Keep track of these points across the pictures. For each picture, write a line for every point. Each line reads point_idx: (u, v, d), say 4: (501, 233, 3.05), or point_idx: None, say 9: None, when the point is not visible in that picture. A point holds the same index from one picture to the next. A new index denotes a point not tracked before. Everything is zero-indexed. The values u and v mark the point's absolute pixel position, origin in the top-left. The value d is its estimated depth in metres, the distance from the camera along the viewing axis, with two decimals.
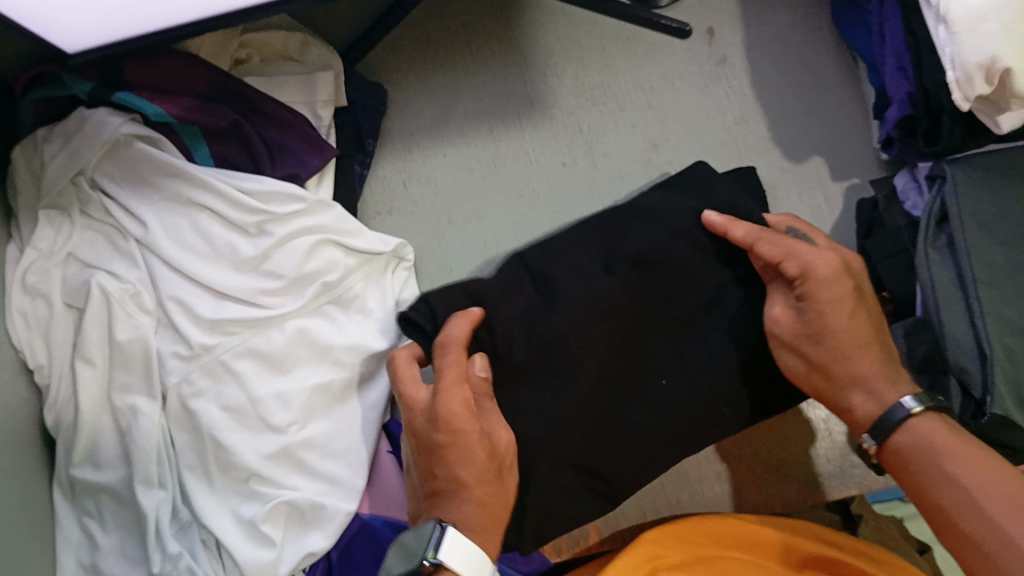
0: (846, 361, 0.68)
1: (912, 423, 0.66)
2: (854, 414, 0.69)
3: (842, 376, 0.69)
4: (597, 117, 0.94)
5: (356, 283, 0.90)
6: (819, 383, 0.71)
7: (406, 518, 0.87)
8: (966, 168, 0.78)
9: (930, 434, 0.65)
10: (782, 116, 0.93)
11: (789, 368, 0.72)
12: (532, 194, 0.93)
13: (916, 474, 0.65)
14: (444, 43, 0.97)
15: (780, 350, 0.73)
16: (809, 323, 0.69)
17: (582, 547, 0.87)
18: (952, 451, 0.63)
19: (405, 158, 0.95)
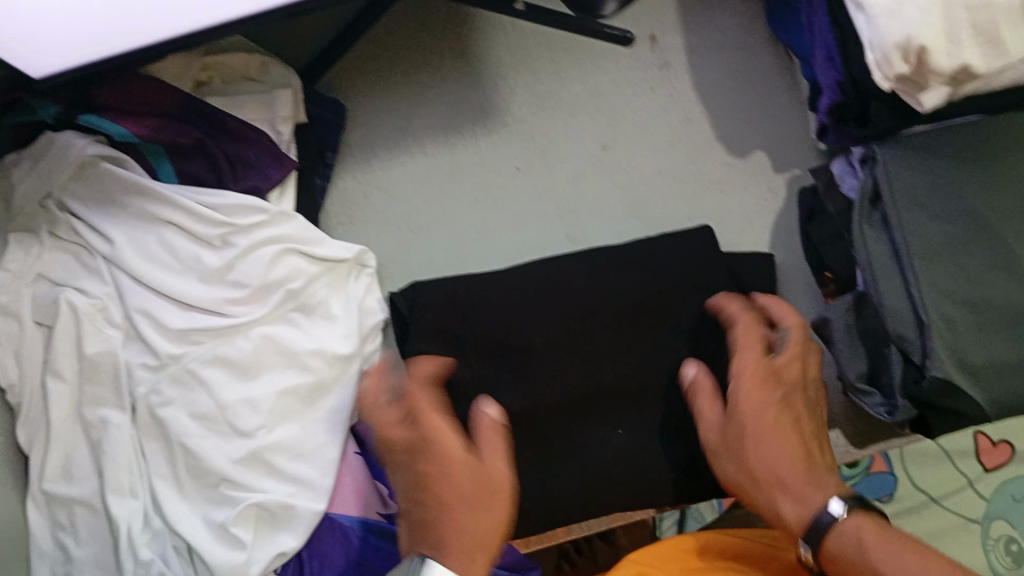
0: (776, 470, 0.67)
1: (848, 520, 0.64)
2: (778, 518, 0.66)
3: (770, 479, 0.67)
4: (548, 123, 0.98)
5: (320, 289, 0.92)
6: (749, 490, 0.68)
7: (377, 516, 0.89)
8: (897, 148, 0.81)
9: (862, 531, 0.63)
10: (725, 114, 0.97)
11: (725, 471, 0.70)
12: (489, 199, 0.96)
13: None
14: (399, 60, 1.01)
15: (717, 461, 0.71)
16: (732, 418, 0.70)
17: (550, 537, 0.84)
18: (894, 564, 0.60)
19: (366, 169, 0.98)
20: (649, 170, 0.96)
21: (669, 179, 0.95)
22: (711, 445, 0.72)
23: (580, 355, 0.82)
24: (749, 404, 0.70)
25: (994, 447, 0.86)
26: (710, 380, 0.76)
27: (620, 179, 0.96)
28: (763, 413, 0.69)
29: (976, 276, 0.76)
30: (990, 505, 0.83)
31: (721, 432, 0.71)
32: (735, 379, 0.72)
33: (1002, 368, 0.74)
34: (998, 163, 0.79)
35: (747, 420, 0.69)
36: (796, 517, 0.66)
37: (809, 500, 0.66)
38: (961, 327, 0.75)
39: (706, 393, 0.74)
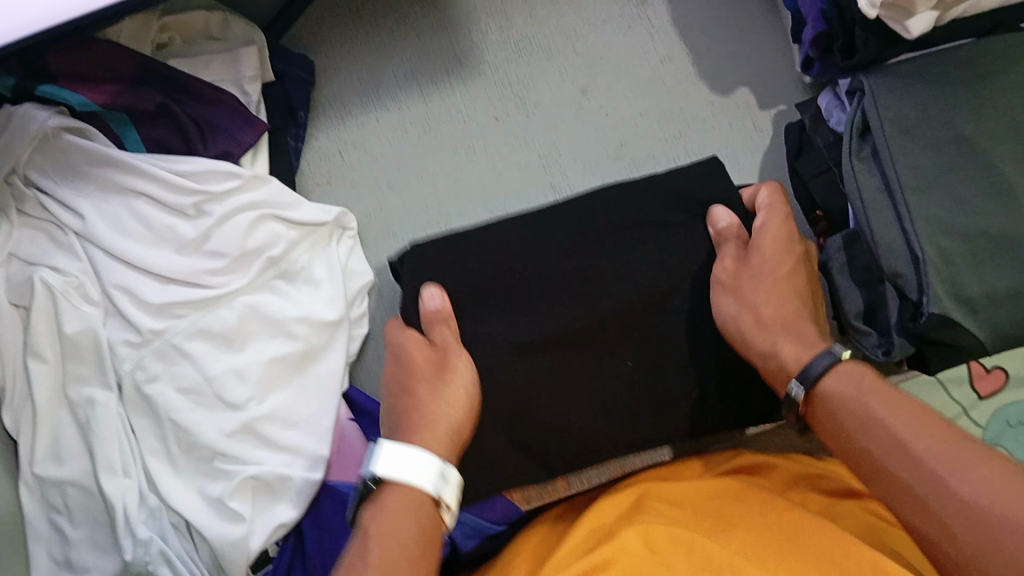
0: (787, 320, 0.68)
1: (839, 367, 0.62)
2: (779, 357, 0.66)
3: (772, 321, 0.68)
4: (526, 70, 0.95)
5: (302, 255, 0.89)
6: (747, 325, 0.69)
7: None
8: (885, 79, 0.78)
9: (858, 378, 0.61)
10: (706, 51, 0.94)
11: (724, 312, 0.71)
12: (469, 151, 0.93)
13: (843, 417, 0.60)
14: (368, 10, 0.97)
15: (723, 298, 0.72)
16: (759, 267, 0.71)
17: None
18: (890, 409, 0.58)
19: (340, 126, 0.95)
20: (630, 113, 0.93)
21: (652, 121, 0.93)
22: (718, 282, 0.73)
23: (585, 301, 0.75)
24: (768, 263, 0.71)
25: (987, 373, 0.74)
26: (737, 229, 0.75)
27: (602, 124, 0.93)
28: (788, 275, 0.71)
29: (967, 205, 0.74)
30: (985, 432, 0.73)
31: (733, 274, 0.72)
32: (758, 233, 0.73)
33: (996, 298, 0.73)
34: (988, 87, 0.77)
35: (770, 269, 0.71)
36: (793, 356, 0.65)
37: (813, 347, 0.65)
38: (954, 257, 0.73)
39: (733, 241, 0.74)
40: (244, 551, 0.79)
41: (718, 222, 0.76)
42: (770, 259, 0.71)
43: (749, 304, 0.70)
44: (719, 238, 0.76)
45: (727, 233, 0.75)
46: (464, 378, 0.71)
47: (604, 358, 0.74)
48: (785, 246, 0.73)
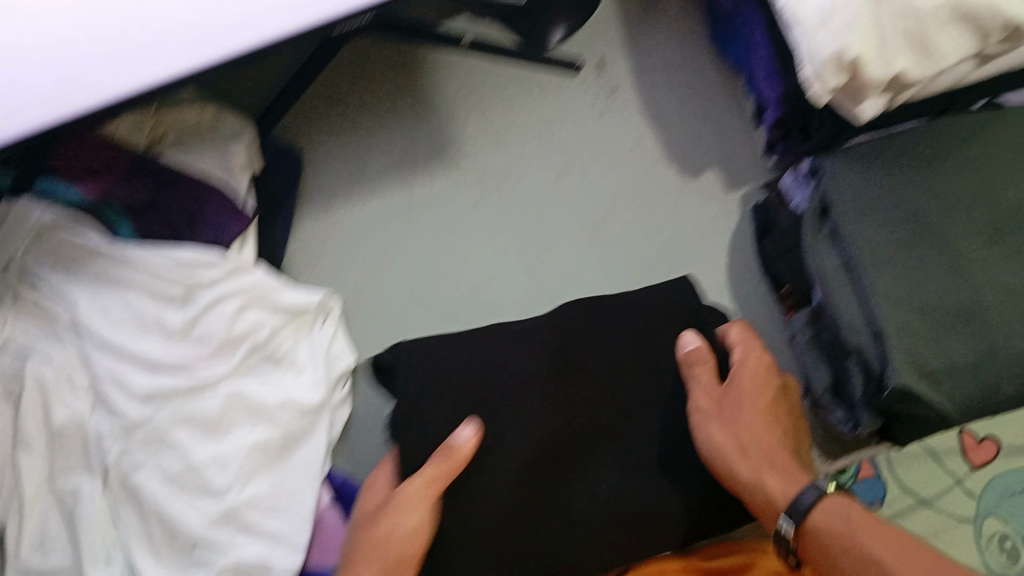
0: (769, 452, 0.74)
1: (824, 504, 0.69)
2: (765, 490, 0.71)
3: (756, 455, 0.74)
4: (503, 158, 0.98)
5: (286, 339, 0.90)
6: (736, 457, 0.73)
7: None
8: (841, 160, 0.81)
9: (846, 515, 0.68)
10: (675, 136, 0.98)
11: (706, 440, 0.74)
12: (450, 235, 0.96)
13: (840, 557, 0.66)
14: (349, 98, 0.99)
15: (701, 426, 0.75)
16: (736, 398, 0.76)
17: None
18: (878, 541, 0.65)
19: (326, 214, 0.96)
20: (603, 197, 0.97)
21: (624, 204, 0.97)
22: (697, 410, 0.76)
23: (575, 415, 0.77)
24: (749, 395, 0.77)
25: (979, 447, 1.06)
26: (705, 355, 0.78)
27: (576, 209, 0.97)
28: (765, 410, 0.77)
29: (927, 279, 0.77)
30: (981, 504, 1.04)
31: (715, 405, 0.76)
32: (738, 367, 0.78)
33: (959, 370, 0.75)
34: (941, 166, 0.80)
35: (745, 399, 0.76)
36: (779, 489, 0.71)
37: (795, 478, 0.72)
38: (918, 328, 0.76)
39: (704, 366, 0.78)
40: None
41: (686, 344, 0.79)
42: (747, 391, 0.77)
43: (731, 438, 0.74)
44: (687, 361, 0.79)
45: (695, 357, 0.78)
46: (398, 523, 0.69)
47: (595, 474, 0.76)
48: (761, 377, 0.78)
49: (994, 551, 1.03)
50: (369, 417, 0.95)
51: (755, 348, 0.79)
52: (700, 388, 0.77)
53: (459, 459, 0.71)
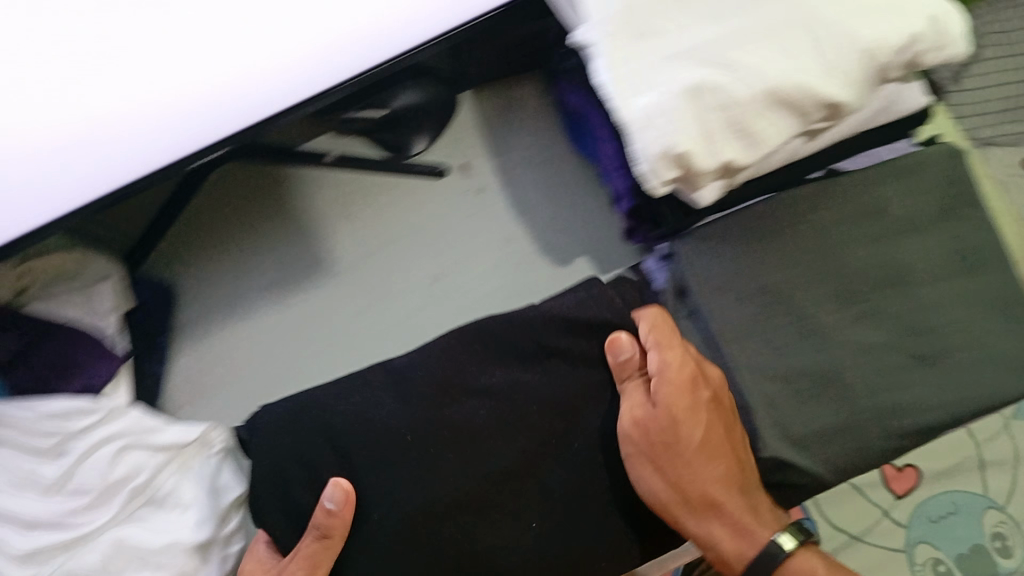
0: (716, 494, 0.71)
1: (795, 560, 0.71)
2: (716, 548, 0.71)
3: (701, 501, 0.71)
4: (376, 266, 0.98)
5: (168, 478, 0.87)
6: (681, 509, 0.71)
7: None
8: (691, 241, 0.84)
9: (816, 568, 0.71)
10: (544, 227, 0.99)
11: (647, 486, 0.72)
12: (331, 350, 0.95)
13: None
14: (218, 223, 0.99)
15: (642, 472, 0.72)
16: (674, 428, 0.71)
17: None
18: None
19: (203, 342, 0.95)
20: (479, 295, 0.97)
21: (501, 299, 0.97)
22: (632, 451, 0.73)
23: (466, 463, 0.74)
24: (688, 428, 0.71)
25: (902, 473, 1.12)
26: (633, 361, 0.76)
27: (455, 309, 0.97)
28: (704, 436, 0.71)
29: (786, 350, 0.80)
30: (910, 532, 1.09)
31: (640, 442, 0.72)
32: (660, 385, 0.72)
33: (825, 436, 0.77)
34: (790, 237, 0.83)
35: (683, 434, 0.71)
36: (732, 548, 0.71)
37: (750, 534, 0.71)
38: (778, 399, 0.78)
39: (634, 382, 0.76)
40: None
41: (619, 352, 0.76)
42: (683, 423, 0.71)
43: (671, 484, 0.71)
44: (620, 369, 0.76)
45: (626, 367, 0.76)
46: None
47: (501, 518, 0.73)
48: (687, 388, 0.72)
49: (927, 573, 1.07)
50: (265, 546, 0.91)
51: (676, 354, 0.72)
52: (632, 412, 0.74)
53: (336, 524, 0.70)
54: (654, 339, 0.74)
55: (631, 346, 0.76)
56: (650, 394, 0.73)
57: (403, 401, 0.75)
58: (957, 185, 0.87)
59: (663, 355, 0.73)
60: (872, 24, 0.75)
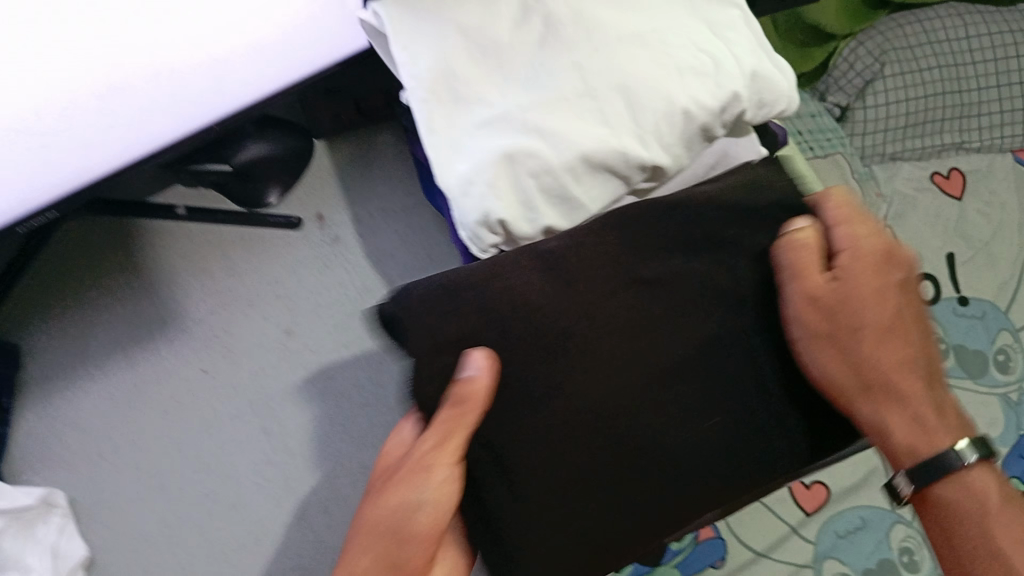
0: (903, 369, 0.66)
1: (974, 474, 0.67)
2: (890, 437, 0.66)
3: (880, 388, 0.65)
4: (228, 320, 0.97)
5: (7, 543, 0.83)
6: (851, 399, 0.65)
7: None
8: None
9: (982, 487, 0.67)
10: (397, 278, 1.00)
11: (818, 372, 0.64)
12: (179, 407, 0.95)
13: (966, 530, 0.66)
14: (67, 283, 0.97)
15: (807, 354, 0.64)
16: (857, 301, 0.65)
17: None
18: (1001, 513, 0.66)
19: (48, 403, 0.93)
20: (331, 347, 0.98)
21: (353, 352, 0.98)
22: (802, 339, 0.64)
23: (594, 369, 0.62)
24: (872, 311, 0.65)
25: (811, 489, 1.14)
26: (806, 236, 0.64)
27: (307, 364, 0.97)
28: (880, 299, 0.66)
29: None
30: (818, 546, 1.11)
31: (829, 316, 0.64)
32: (849, 251, 0.66)
33: None
34: None
35: (877, 312, 0.65)
36: (909, 441, 0.66)
37: (927, 430, 0.67)
38: None
39: (812, 263, 0.64)
40: None
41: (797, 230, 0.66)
42: (872, 301, 0.65)
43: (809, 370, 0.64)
44: (780, 249, 0.65)
45: (800, 241, 0.65)
46: (426, 492, 0.59)
47: (630, 411, 0.62)
48: (874, 266, 0.66)
49: None
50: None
51: (870, 229, 0.66)
52: (808, 282, 0.64)
53: (474, 391, 0.58)
54: (841, 213, 0.67)
55: (810, 230, 0.65)
56: (834, 271, 0.65)
57: (548, 279, 0.63)
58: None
59: (847, 228, 0.66)
60: (691, 86, 0.74)
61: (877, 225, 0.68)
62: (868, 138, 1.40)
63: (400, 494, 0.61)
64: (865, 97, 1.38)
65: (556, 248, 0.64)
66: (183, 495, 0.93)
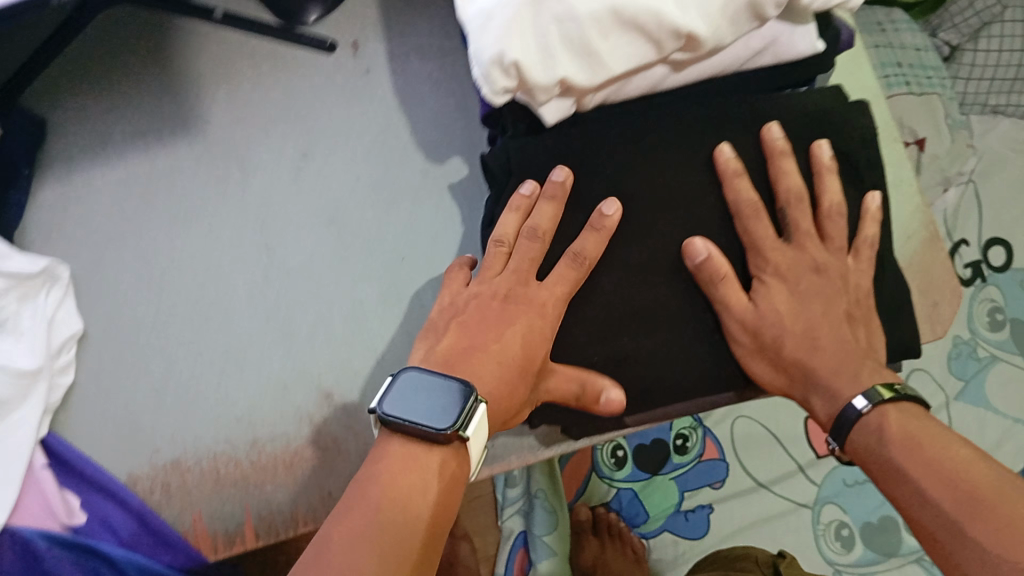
0: (816, 345, 0.77)
1: (866, 418, 0.72)
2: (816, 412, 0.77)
3: (799, 373, 0.77)
4: (251, 132, 0.94)
5: (9, 302, 0.82)
6: (807, 367, 0.77)
7: (58, 527, 0.80)
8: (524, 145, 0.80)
9: (881, 429, 0.71)
10: (425, 121, 0.95)
11: (762, 373, 0.78)
12: (187, 209, 0.91)
13: (873, 465, 0.71)
14: (105, 73, 0.96)
15: (755, 361, 0.78)
16: (779, 324, 0.77)
17: (237, 544, 0.83)
18: (933, 445, 0.68)
19: (63, 181, 0.92)
20: (348, 179, 0.93)
21: (367, 186, 0.93)
22: (747, 352, 0.78)
23: (641, 224, 0.79)
24: (784, 315, 0.77)
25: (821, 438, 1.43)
26: (721, 262, 0.76)
27: (320, 190, 0.92)
28: (796, 299, 0.78)
29: (602, 290, 0.78)
30: (823, 491, 1.40)
31: (751, 331, 0.77)
32: (756, 257, 0.78)
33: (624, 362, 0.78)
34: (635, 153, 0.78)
35: (784, 321, 0.77)
36: (826, 410, 0.76)
37: (835, 396, 0.75)
38: (582, 330, 0.79)
39: (723, 279, 0.76)
40: None
41: (695, 256, 0.77)
42: (785, 304, 0.78)
43: (753, 376, 0.79)
44: (701, 273, 0.77)
45: (708, 268, 0.77)
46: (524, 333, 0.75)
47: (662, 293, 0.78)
48: (790, 263, 0.78)
49: (829, 539, 1.37)
50: (95, 385, 0.86)
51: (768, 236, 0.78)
52: (735, 311, 0.77)
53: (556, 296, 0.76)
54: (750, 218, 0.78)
55: (704, 249, 0.77)
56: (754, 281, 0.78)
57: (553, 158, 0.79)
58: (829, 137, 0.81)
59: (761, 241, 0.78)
60: None
61: (798, 191, 0.78)
62: (971, 81, 1.46)
63: (480, 329, 0.76)
64: (979, 40, 1.43)
65: (629, 129, 0.79)
66: (177, 292, 0.89)
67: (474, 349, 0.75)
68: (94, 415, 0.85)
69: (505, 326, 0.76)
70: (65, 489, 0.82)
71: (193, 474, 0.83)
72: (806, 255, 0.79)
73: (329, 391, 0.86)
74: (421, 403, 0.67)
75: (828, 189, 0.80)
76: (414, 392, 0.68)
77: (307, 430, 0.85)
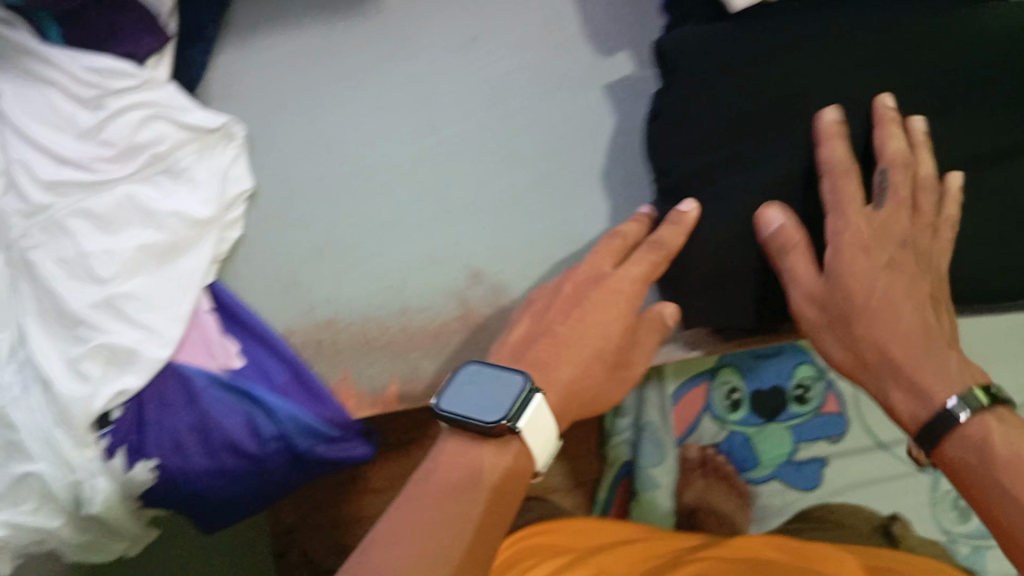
0: (901, 332, 0.75)
1: (964, 430, 0.69)
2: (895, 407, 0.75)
3: (871, 361, 0.76)
4: (423, 10, 0.94)
5: (187, 156, 0.88)
6: (888, 356, 0.75)
7: (216, 369, 0.84)
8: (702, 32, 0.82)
9: (981, 444, 0.67)
10: (596, 13, 0.94)
11: (833, 347, 0.79)
12: (357, 80, 0.93)
13: (970, 484, 0.68)
14: None
15: (825, 335, 0.79)
16: (858, 307, 0.76)
17: (378, 405, 0.88)
18: None
19: (242, 42, 0.95)
20: (515, 65, 0.93)
21: (533, 74, 0.92)
22: (817, 327, 0.79)
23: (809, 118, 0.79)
24: (867, 298, 0.76)
25: None
26: (795, 232, 0.78)
27: (485, 73, 0.92)
28: (881, 279, 0.76)
29: (758, 180, 0.80)
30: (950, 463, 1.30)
31: (821, 305, 0.78)
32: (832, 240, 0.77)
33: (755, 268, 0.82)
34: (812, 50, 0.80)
35: (861, 304, 0.76)
36: (903, 405, 0.74)
37: (924, 396, 0.72)
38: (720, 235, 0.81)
39: (796, 249, 0.78)
40: (85, 411, 0.78)
41: (770, 224, 0.79)
42: (865, 284, 0.76)
43: (822, 350, 0.80)
44: (773, 244, 0.79)
45: (782, 238, 0.78)
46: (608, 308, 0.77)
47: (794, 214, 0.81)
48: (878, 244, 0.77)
49: (948, 511, 1.30)
50: (260, 240, 0.90)
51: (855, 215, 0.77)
52: (807, 284, 0.78)
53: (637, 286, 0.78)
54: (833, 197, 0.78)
55: (778, 217, 0.78)
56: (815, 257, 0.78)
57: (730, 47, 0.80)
58: (1011, 60, 0.80)
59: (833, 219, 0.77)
60: None
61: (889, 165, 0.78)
62: None
63: (563, 309, 0.78)
64: None
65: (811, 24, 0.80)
66: (340, 159, 0.91)
67: (544, 335, 0.77)
68: (258, 268, 0.89)
69: (577, 307, 0.77)
70: (226, 334, 0.86)
71: (344, 333, 0.88)
72: (890, 240, 0.78)
73: (477, 270, 0.88)
74: (478, 396, 0.69)
75: (926, 164, 0.79)
76: (470, 386, 0.70)
77: (453, 305, 0.88)
